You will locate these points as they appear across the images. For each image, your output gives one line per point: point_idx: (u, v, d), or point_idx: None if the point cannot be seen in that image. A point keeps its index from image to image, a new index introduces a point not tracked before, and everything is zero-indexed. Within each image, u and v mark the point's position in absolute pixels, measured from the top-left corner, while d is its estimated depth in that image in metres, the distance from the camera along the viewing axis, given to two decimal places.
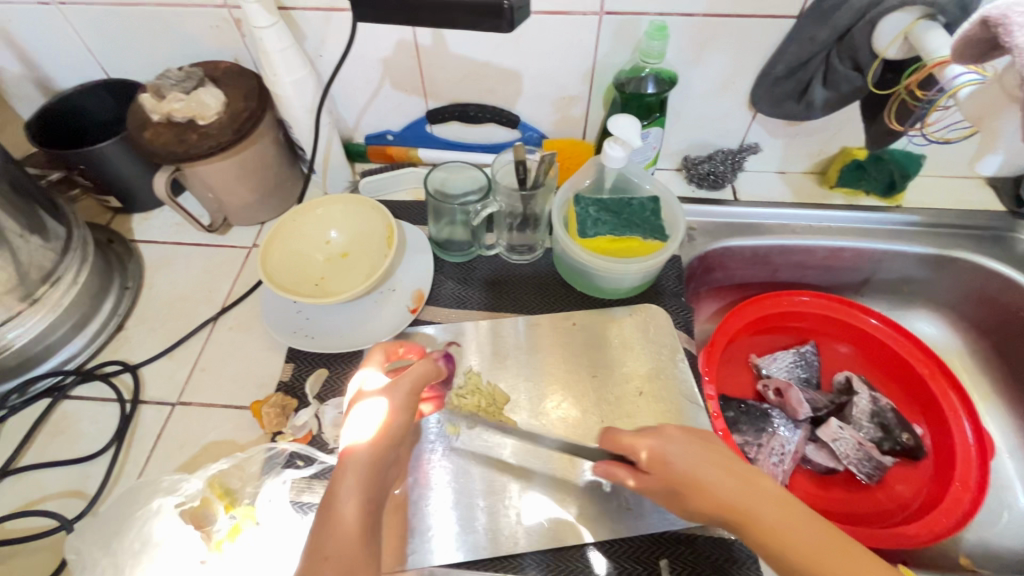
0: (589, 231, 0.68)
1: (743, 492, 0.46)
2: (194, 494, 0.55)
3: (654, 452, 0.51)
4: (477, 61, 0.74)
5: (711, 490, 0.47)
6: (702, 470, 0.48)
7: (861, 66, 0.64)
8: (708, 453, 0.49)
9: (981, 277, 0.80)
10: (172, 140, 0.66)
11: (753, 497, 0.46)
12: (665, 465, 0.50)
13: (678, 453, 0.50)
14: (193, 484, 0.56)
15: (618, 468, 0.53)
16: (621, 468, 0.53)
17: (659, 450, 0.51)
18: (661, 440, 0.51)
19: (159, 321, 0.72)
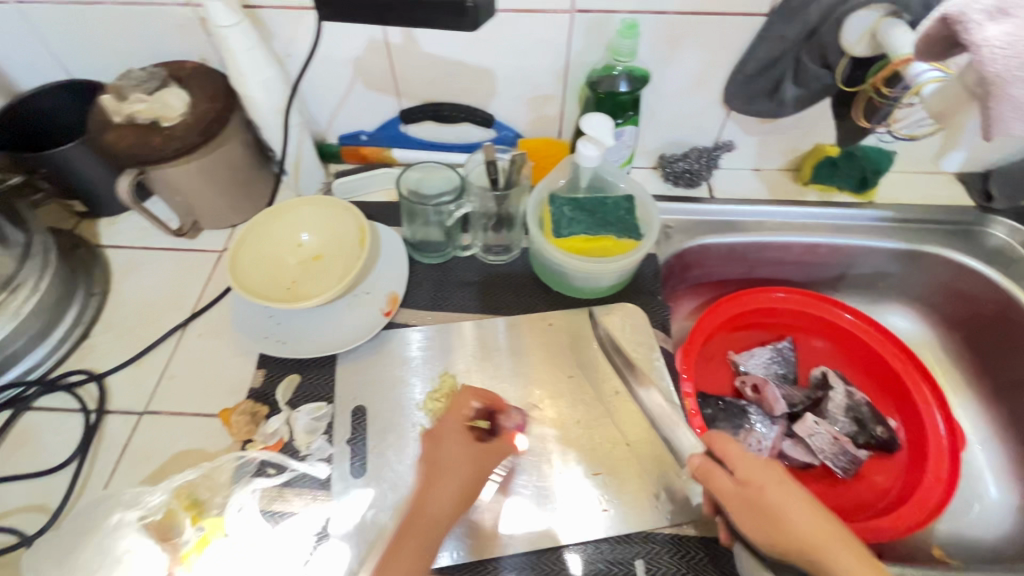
0: (563, 230, 0.68)
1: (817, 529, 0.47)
2: (157, 507, 0.53)
3: (759, 469, 0.51)
4: (449, 60, 0.73)
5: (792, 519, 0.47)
6: (794, 505, 0.48)
7: (830, 63, 0.64)
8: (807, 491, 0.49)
9: (952, 270, 0.81)
10: (135, 142, 0.64)
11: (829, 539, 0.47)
12: (767, 483, 0.50)
13: (779, 481, 0.50)
14: (155, 496, 0.54)
15: (710, 471, 0.52)
16: (716, 469, 0.52)
17: (764, 475, 0.50)
18: (771, 472, 0.51)
19: (126, 328, 0.71)
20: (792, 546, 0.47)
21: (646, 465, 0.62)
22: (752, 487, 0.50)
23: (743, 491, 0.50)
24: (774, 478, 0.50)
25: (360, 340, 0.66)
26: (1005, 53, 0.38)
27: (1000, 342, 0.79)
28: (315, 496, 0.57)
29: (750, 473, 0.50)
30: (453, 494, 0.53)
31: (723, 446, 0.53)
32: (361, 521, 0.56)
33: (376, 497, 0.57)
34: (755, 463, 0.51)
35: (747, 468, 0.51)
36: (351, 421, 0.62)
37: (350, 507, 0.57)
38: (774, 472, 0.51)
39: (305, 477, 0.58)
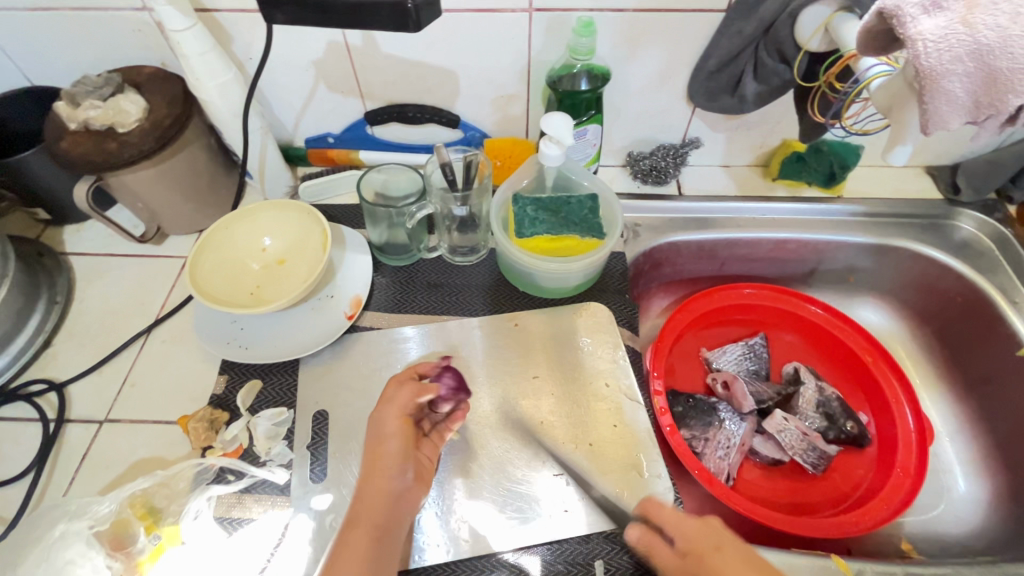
0: (525, 230, 0.68)
1: None
2: (105, 518, 0.53)
3: (694, 534, 0.49)
4: (410, 61, 0.72)
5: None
6: (734, 560, 0.45)
7: (787, 58, 0.63)
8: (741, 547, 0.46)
9: (921, 264, 0.81)
10: (91, 149, 0.63)
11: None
12: (705, 550, 0.48)
13: (717, 545, 0.47)
14: (104, 506, 0.54)
15: (654, 542, 0.51)
16: (658, 541, 0.51)
17: (702, 539, 0.48)
18: (708, 533, 0.49)
19: (88, 336, 0.70)
20: None
21: (609, 464, 0.62)
22: (690, 556, 0.48)
23: (682, 562, 0.48)
24: (712, 544, 0.48)
25: (323, 344, 0.66)
26: (939, 47, 0.37)
27: (969, 334, 0.79)
28: (275, 502, 0.57)
29: (686, 542, 0.49)
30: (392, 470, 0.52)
31: (662, 513, 0.52)
32: (319, 527, 0.56)
33: (335, 502, 0.57)
34: (692, 529, 0.50)
35: (684, 535, 0.49)
36: (312, 426, 0.62)
37: (309, 514, 0.56)
38: (714, 536, 0.48)
39: (265, 483, 0.58)
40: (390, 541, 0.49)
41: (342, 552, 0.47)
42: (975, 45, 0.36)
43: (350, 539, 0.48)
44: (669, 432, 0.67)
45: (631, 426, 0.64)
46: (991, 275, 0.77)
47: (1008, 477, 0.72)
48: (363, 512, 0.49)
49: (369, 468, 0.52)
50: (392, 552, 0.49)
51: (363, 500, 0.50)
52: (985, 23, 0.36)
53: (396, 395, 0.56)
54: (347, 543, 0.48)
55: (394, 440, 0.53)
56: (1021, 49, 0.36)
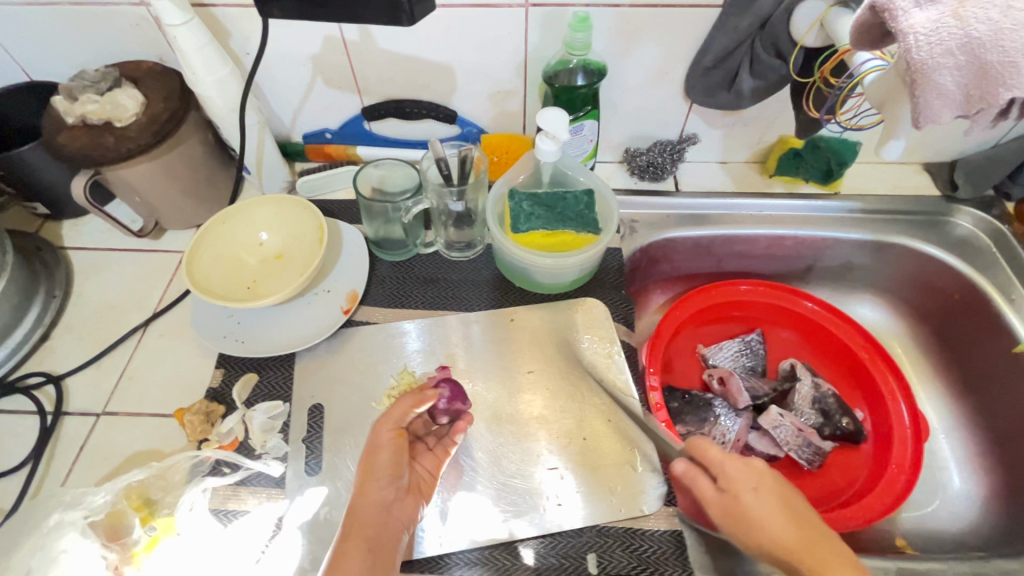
0: (521, 226, 0.68)
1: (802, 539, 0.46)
2: (100, 508, 0.54)
3: (740, 473, 0.50)
4: (407, 56, 0.72)
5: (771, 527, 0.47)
6: (771, 504, 0.48)
7: (783, 53, 0.63)
8: (784, 490, 0.49)
9: (917, 260, 0.81)
10: (88, 144, 0.64)
11: (811, 545, 0.46)
12: (745, 491, 0.49)
13: (756, 486, 0.49)
14: (99, 497, 0.54)
15: (694, 477, 0.53)
16: (701, 475, 0.53)
17: (743, 479, 0.50)
18: (749, 474, 0.50)
19: (86, 330, 0.70)
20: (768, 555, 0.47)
21: (602, 458, 0.62)
22: (729, 495, 0.50)
23: (723, 498, 0.50)
24: (752, 485, 0.49)
25: (319, 338, 0.66)
26: (930, 40, 0.37)
27: (965, 331, 0.79)
28: (270, 495, 0.57)
29: (729, 481, 0.50)
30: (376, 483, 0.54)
31: (706, 450, 0.53)
32: (314, 520, 0.56)
33: (330, 495, 0.57)
34: (735, 468, 0.51)
35: (730, 476, 0.51)
36: (307, 419, 0.62)
37: (303, 506, 0.57)
38: (752, 476, 0.50)
39: (260, 476, 0.58)
40: (382, 550, 0.51)
41: (338, 557, 0.49)
42: (965, 39, 0.36)
43: (343, 547, 0.50)
44: (665, 426, 0.66)
45: (625, 421, 0.65)
46: (988, 272, 0.77)
47: (1003, 474, 0.72)
48: (355, 523, 0.51)
49: (360, 480, 0.54)
50: (386, 559, 0.50)
51: (355, 511, 0.53)
52: (976, 17, 0.36)
53: (389, 410, 0.58)
54: (342, 549, 0.50)
55: (383, 454, 0.55)
56: (1011, 43, 0.36)
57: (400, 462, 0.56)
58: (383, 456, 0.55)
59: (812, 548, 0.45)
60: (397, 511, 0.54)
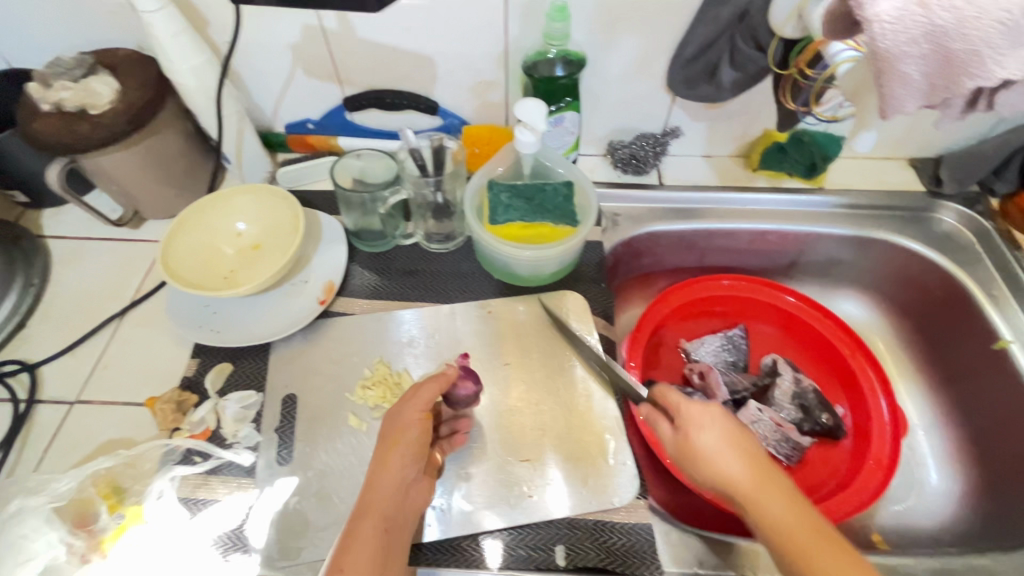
0: (499, 217, 0.68)
1: (745, 472, 0.48)
2: (64, 494, 0.54)
3: (695, 413, 0.52)
4: (387, 46, 0.72)
5: (717, 463, 0.49)
6: (718, 440, 0.50)
7: (763, 45, 0.63)
8: (732, 429, 0.50)
9: (901, 256, 0.80)
10: (61, 130, 0.63)
11: (755, 478, 0.47)
12: (696, 427, 0.52)
13: (708, 423, 0.51)
14: (64, 483, 0.54)
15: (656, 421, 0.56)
16: (659, 416, 0.56)
17: (692, 421, 0.52)
18: (699, 413, 0.52)
19: (63, 319, 0.70)
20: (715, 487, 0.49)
21: (575, 451, 0.62)
22: (682, 436, 0.52)
23: (676, 437, 0.53)
24: (699, 424, 0.51)
25: (294, 329, 0.66)
26: (895, 28, 0.38)
27: (947, 327, 0.78)
28: (240, 484, 0.57)
29: (682, 423, 0.53)
30: (400, 460, 0.53)
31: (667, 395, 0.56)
32: (283, 510, 0.56)
33: (300, 485, 0.57)
34: (688, 411, 0.53)
35: (682, 418, 0.53)
36: (280, 409, 0.62)
37: (272, 496, 0.57)
38: (700, 418, 0.52)
39: (231, 465, 0.58)
40: (397, 530, 0.51)
41: (353, 532, 0.49)
42: (929, 27, 0.37)
43: (359, 522, 0.49)
44: (641, 421, 0.67)
45: (600, 414, 0.64)
46: (971, 268, 0.76)
47: (982, 470, 0.72)
48: (375, 499, 0.51)
49: (383, 455, 0.53)
50: (398, 542, 0.50)
51: (376, 484, 0.51)
52: (940, 3, 0.37)
53: (422, 389, 0.57)
54: (358, 523, 0.49)
55: (413, 433, 0.54)
56: (973, 32, 0.37)
57: (426, 443, 0.55)
58: (412, 434, 0.54)
59: (753, 484, 0.47)
60: (412, 493, 0.54)
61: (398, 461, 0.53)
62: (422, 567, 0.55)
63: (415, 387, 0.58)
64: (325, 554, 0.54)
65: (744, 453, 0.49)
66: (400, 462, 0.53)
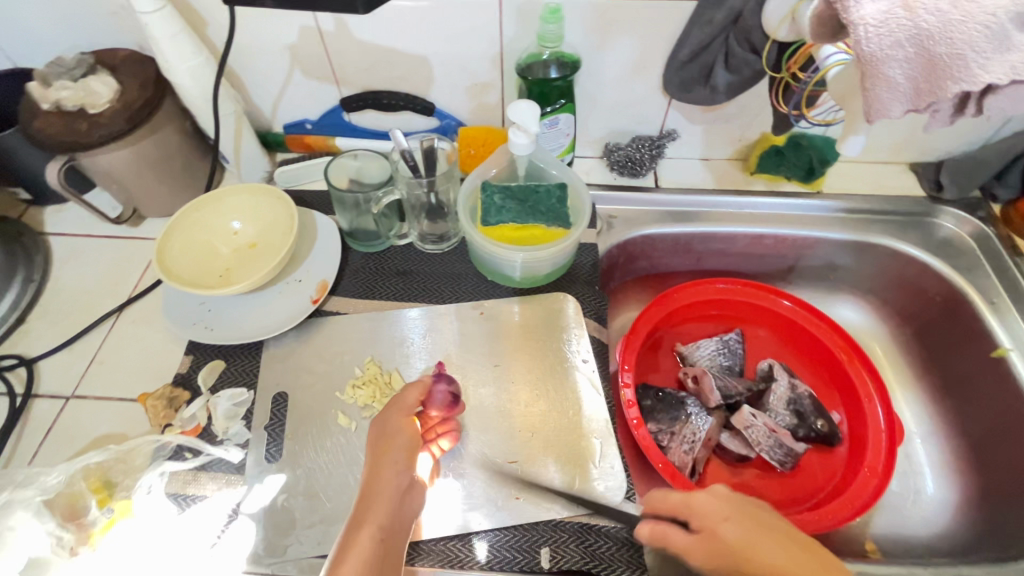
0: (491, 218, 0.68)
1: (794, 556, 0.41)
2: (51, 489, 0.54)
3: (712, 505, 0.47)
4: (383, 48, 0.72)
5: (760, 553, 0.42)
6: (744, 524, 0.45)
7: (757, 47, 0.62)
8: (757, 513, 0.46)
9: (900, 261, 0.79)
10: (63, 129, 0.64)
11: (806, 562, 0.41)
12: (718, 521, 0.46)
13: (730, 511, 0.46)
14: (53, 477, 0.55)
15: (664, 530, 0.48)
16: (669, 528, 0.48)
17: (708, 514, 0.46)
18: (713, 504, 0.47)
19: (61, 314, 0.71)
20: None
21: (563, 453, 0.62)
22: (703, 537, 0.46)
23: (699, 542, 0.46)
24: (718, 516, 0.46)
25: (286, 327, 0.66)
26: (879, 32, 0.38)
27: (947, 333, 0.77)
28: (228, 481, 0.58)
29: (697, 521, 0.47)
30: (392, 464, 0.53)
31: (668, 499, 0.50)
32: (269, 508, 0.56)
33: (287, 483, 0.58)
34: (700, 508, 0.47)
35: (695, 517, 0.47)
36: (270, 407, 0.63)
37: (260, 494, 0.57)
38: (718, 507, 0.47)
39: (220, 462, 0.59)
40: (394, 536, 0.50)
41: (349, 538, 0.47)
42: (914, 30, 0.37)
43: (356, 531, 0.48)
44: (636, 424, 0.68)
45: (590, 416, 0.64)
46: (970, 274, 0.75)
47: (979, 479, 0.71)
48: (371, 507, 0.50)
49: (376, 461, 0.53)
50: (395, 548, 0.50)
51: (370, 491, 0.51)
52: (925, 8, 0.37)
53: (404, 396, 0.58)
54: (355, 531, 0.48)
55: (401, 438, 0.54)
56: (959, 35, 0.37)
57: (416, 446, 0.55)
58: (402, 441, 0.54)
59: (806, 566, 0.41)
60: (407, 501, 0.53)
61: (391, 468, 0.52)
62: (421, 568, 0.55)
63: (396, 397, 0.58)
64: (309, 552, 0.54)
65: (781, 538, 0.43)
66: (392, 468, 0.52)
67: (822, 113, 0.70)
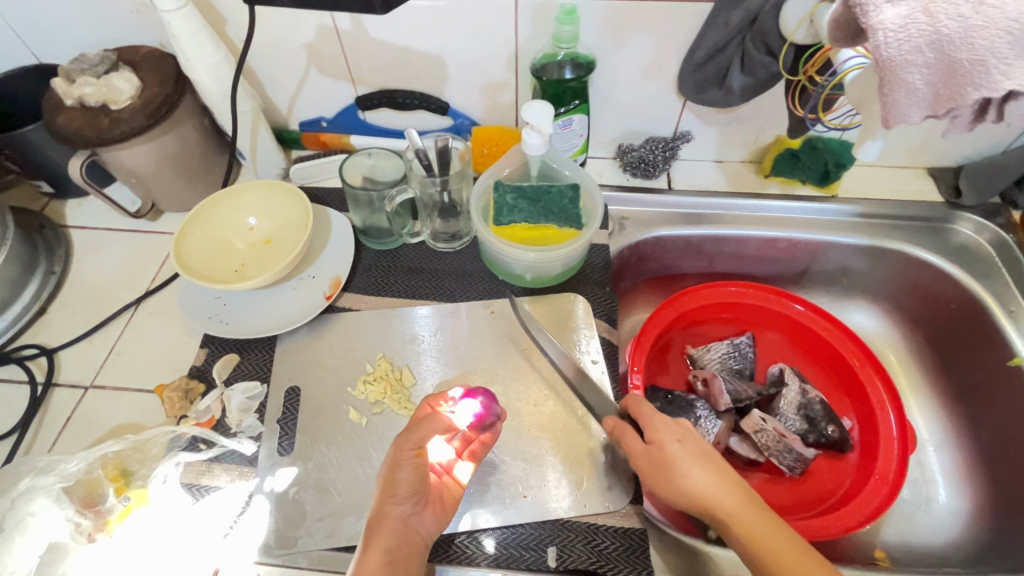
0: (503, 218, 0.68)
1: (722, 486, 0.51)
2: (72, 475, 0.56)
3: (665, 424, 0.55)
4: (399, 47, 0.73)
5: (695, 477, 0.51)
6: (698, 450, 0.53)
7: (774, 50, 0.62)
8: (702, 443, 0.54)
9: (915, 267, 0.78)
10: (84, 125, 0.66)
11: (733, 492, 0.51)
12: (668, 441, 0.53)
13: (681, 437, 0.54)
14: (73, 464, 0.56)
15: (625, 430, 0.56)
16: (629, 431, 0.56)
17: (668, 436, 0.54)
18: (672, 426, 0.55)
19: (81, 306, 0.73)
20: (694, 504, 0.51)
21: (570, 453, 0.62)
22: (657, 451, 0.53)
23: (647, 450, 0.54)
24: (677, 440, 0.53)
25: (300, 322, 0.67)
26: (899, 38, 0.37)
27: (962, 341, 0.76)
28: (242, 472, 0.59)
29: (657, 436, 0.54)
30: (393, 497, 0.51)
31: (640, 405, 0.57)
32: (281, 499, 0.57)
33: (299, 476, 0.59)
34: (661, 424, 0.55)
35: (655, 430, 0.54)
36: (283, 401, 0.64)
37: (272, 485, 0.58)
38: (677, 430, 0.54)
39: (233, 454, 0.60)
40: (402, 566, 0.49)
41: (362, 559, 0.49)
42: (934, 37, 0.37)
43: (364, 558, 0.49)
44: None
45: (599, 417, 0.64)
46: (987, 281, 0.74)
47: (992, 489, 0.70)
48: (374, 533, 0.50)
49: (381, 492, 0.52)
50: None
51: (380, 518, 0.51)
52: (947, 12, 0.36)
53: (418, 426, 0.54)
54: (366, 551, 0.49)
55: (405, 471, 0.52)
56: (980, 41, 0.36)
57: (423, 477, 0.52)
58: (406, 473, 0.52)
59: (733, 497, 0.50)
60: (416, 527, 0.52)
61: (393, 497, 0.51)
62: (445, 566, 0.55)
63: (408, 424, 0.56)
64: (319, 545, 0.55)
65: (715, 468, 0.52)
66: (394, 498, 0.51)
67: (840, 118, 0.69)
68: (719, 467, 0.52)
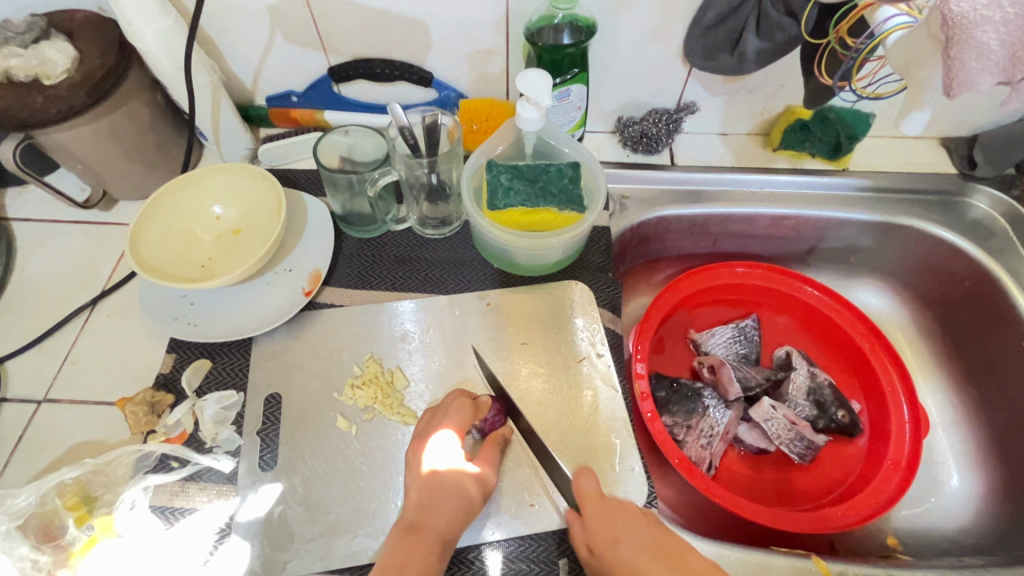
0: (499, 203, 0.61)
1: None
2: (22, 511, 0.50)
3: (603, 524, 0.50)
4: (376, 10, 0.65)
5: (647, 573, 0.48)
6: (635, 545, 0.49)
7: (795, 10, 0.56)
8: (647, 537, 0.50)
9: (928, 244, 0.75)
10: (14, 102, 0.56)
11: None
12: (609, 541, 0.49)
13: (620, 534, 0.50)
14: (23, 498, 0.51)
15: (574, 524, 0.52)
16: (577, 520, 0.52)
17: (604, 533, 0.49)
18: (614, 520, 0.50)
19: (29, 310, 0.65)
20: None
21: (576, 454, 0.58)
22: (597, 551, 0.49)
23: (590, 559, 0.49)
24: (612, 536, 0.49)
25: (277, 322, 0.61)
26: None
27: (975, 320, 0.74)
28: (220, 491, 0.54)
29: (596, 535, 0.50)
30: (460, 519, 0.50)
31: (587, 496, 0.53)
32: (266, 519, 0.52)
33: (284, 493, 0.54)
34: (601, 518, 0.51)
35: (595, 529, 0.50)
36: (262, 409, 0.58)
37: (255, 504, 0.53)
38: (616, 524, 0.50)
39: (211, 471, 0.54)
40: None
41: (404, 553, 0.47)
42: None
43: (407, 547, 0.47)
44: (650, 418, 0.65)
45: (606, 415, 0.60)
46: (1002, 257, 0.71)
47: (1005, 472, 0.69)
48: (417, 545, 0.47)
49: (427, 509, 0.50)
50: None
51: (431, 515, 0.49)
52: None
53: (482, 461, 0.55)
54: (411, 548, 0.47)
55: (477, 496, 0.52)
56: None
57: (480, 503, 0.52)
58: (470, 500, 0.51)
59: None
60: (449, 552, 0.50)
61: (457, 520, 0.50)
62: None
63: (444, 407, 0.57)
64: (310, 568, 0.50)
65: (654, 548, 0.49)
66: (456, 519, 0.50)
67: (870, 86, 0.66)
68: (666, 551, 0.49)
